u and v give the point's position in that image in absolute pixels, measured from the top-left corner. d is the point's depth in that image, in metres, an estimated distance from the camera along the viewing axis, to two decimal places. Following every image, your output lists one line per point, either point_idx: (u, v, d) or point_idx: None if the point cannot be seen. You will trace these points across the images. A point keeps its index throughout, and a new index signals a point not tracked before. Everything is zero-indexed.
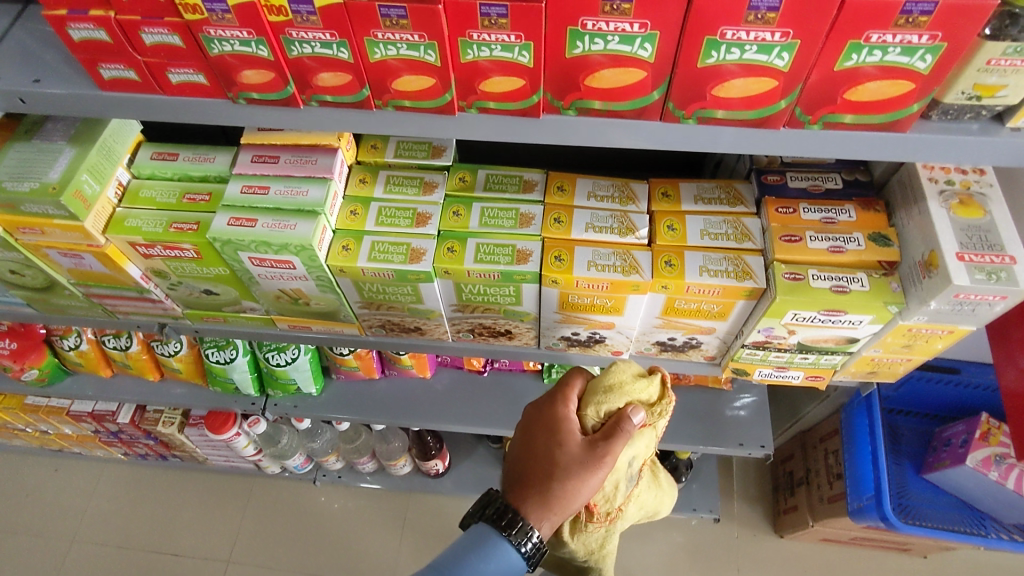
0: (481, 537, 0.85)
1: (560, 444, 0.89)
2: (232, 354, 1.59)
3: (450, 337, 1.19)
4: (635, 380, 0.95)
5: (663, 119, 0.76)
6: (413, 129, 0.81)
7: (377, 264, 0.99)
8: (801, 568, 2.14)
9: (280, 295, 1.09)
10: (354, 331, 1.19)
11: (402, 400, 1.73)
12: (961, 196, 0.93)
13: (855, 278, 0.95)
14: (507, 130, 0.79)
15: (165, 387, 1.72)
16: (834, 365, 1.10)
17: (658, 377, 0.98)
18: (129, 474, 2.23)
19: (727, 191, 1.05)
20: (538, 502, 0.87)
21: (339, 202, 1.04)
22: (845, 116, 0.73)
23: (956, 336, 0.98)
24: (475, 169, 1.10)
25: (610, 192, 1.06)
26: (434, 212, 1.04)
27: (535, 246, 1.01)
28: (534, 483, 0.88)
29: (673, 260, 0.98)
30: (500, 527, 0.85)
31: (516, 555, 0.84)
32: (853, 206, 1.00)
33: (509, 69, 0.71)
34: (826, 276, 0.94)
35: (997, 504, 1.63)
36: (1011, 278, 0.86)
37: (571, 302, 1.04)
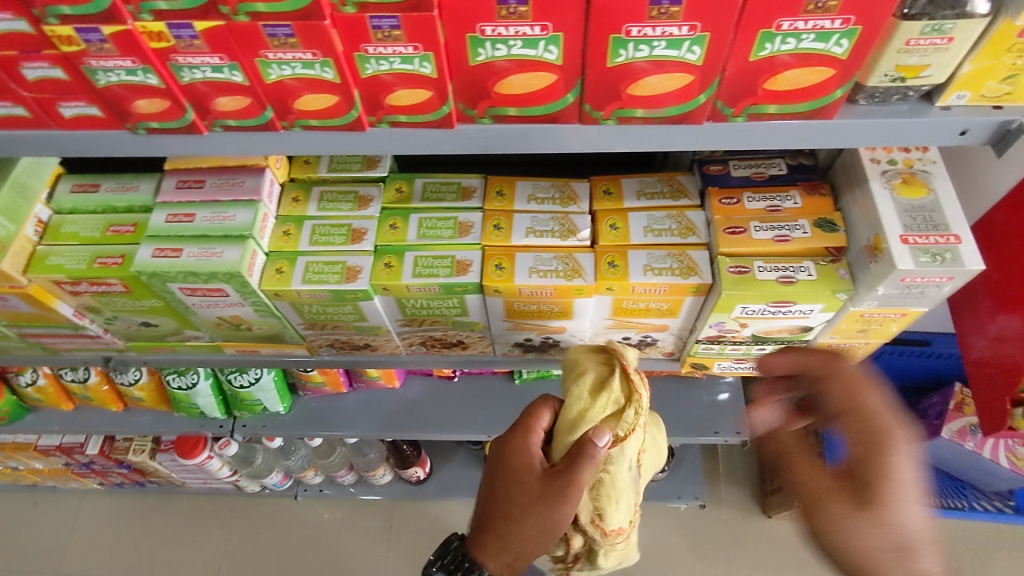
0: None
1: (518, 483, 0.87)
2: (194, 379, 1.56)
3: (403, 351, 1.17)
4: (597, 399, 0.87)
5: (581, 121, 0.73)
6: (326, 148, 0.77)
7: (313, 285, 0.96)
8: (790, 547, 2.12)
9: (220, 322, 1.06)
10: (304, 351, 1.17)
11: (372, 412, 1.70)
12: (904, 175, 0.90)
13: (802, 267, 0.92)
14: (423, 143, 0.76)
15: (129, 416, 1.69)
16: None
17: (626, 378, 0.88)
18: (108, 503, 2.20)
19: (670, 184, 1.02)
20: (500, 544, 0.87)
21: (271, 224, 1.01)
22: (768, 106, 0.70)
23: (909, 318, 0.96)
24: (412, 179, 1.06)
25: (551, 193, 1.03)
26: (370, 227, 1.01)
27: (475, 256, 0.98)
28: (495, 525, 0.88)
29: (616, 261, 0.96)
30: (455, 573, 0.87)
31: None
32: (798, 191, 0.98)
33: (413, 81, 0.68)
34: (772, 267, 0.92)
35: (979, 472, 1.62)
36: (956, 258, 0.84)
37: (518, 310, 1.01)
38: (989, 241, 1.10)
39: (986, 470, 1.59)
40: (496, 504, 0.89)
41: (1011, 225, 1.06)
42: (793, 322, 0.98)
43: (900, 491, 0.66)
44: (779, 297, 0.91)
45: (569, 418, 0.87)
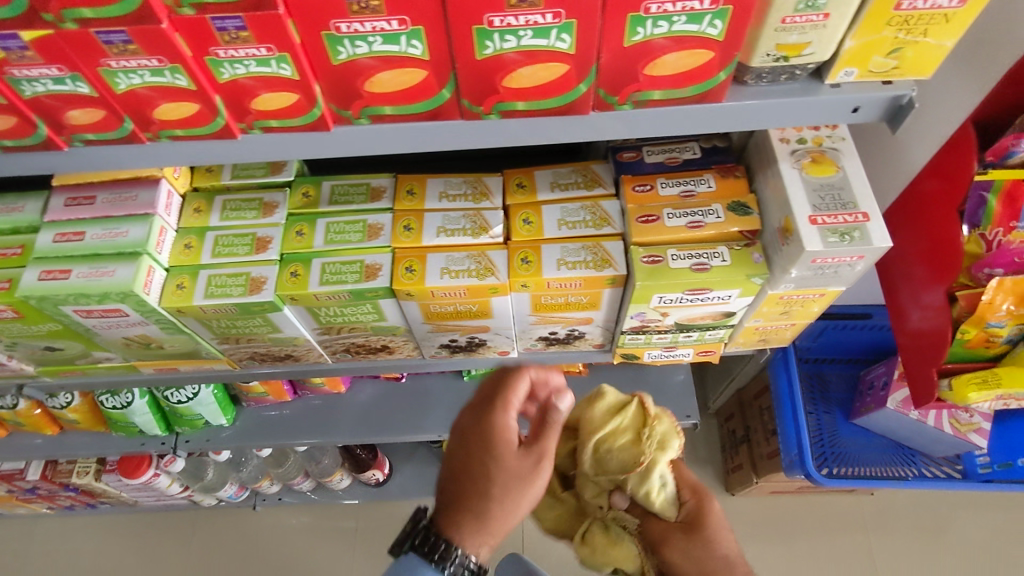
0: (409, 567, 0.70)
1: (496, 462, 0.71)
2: (127, 398, 1.49)
3: (328, 359, 1.14)
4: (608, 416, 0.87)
5: (463, 117, 0.70)
6: (200, 158, 0.73)
7: (215, 300, 0.92)
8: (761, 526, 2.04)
9: (128, 342, 1.02)
10: (225, 366, 1.13)
11: (319, 419, 1.66)
12: (813, 154, 0.89)
13: (716, 253, 0.90)
14: (302, 147, 0.72)
15: (65, 438, 1.63)
16: (721, 338, 1.07)
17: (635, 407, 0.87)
18: (62, 526, 2.14)
19: (584, 174, 1.00)
20: (472, 517, 0.70)
21: (170, 237, 0.96)
22: (653, 92, 0.67)
23: (829, 298, 0.95)
24: (320, 182, 1.02)
25: (463, 189, 1.00)
26: (275, 235, 0.97)
27: (385, 259, 0.94)
28: (468, 496, 0.71)
29: (530, 256, 0.93)
30: (425, 555, 0.69)
31: None
32: (712, 175, 0.96)
33: (274, 83, 0.64)
34: (685, 254, 0.90)
35: (926, 441, 1.59)
36: (864, 237, 0.83)
37: (435, 312, 0.98)
38: (912, 209, 1.01)
39: (929, 438, 1.56)
40: (468, 465, 0.72)
41: (935, 196, 0.96)
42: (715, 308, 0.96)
43: (717, 530, 0.83)
44: (693, 283, 0.89)
45: (589, 428, 0.87)
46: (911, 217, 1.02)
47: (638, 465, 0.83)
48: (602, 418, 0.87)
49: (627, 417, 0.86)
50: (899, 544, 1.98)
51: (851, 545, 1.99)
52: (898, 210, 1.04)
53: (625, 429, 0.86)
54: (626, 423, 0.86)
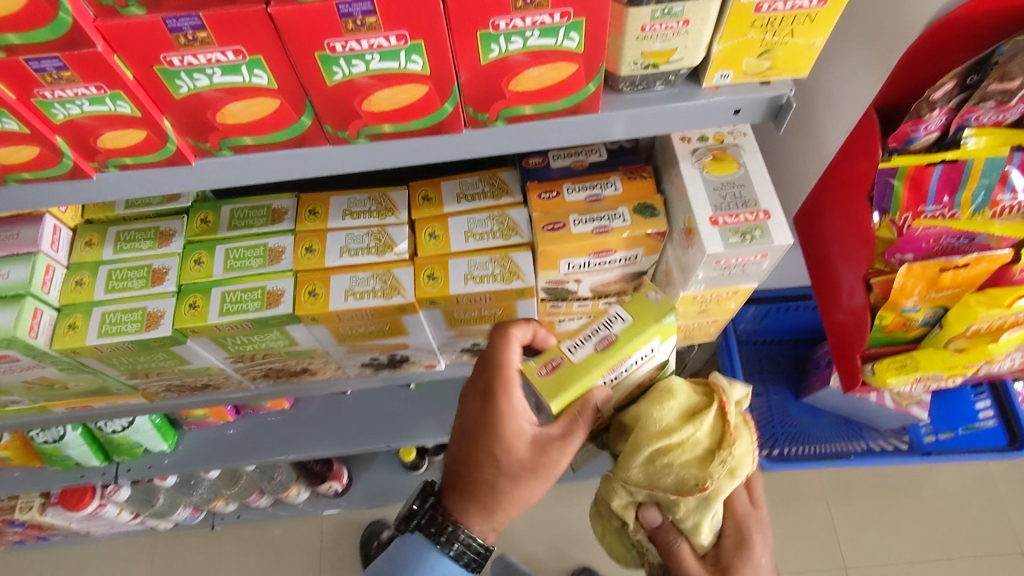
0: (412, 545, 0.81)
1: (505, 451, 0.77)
2: (58, 432, 1.44)
3: (249, 384, 1.10)
4: (681, 425, 0.73)
5: (331, 142, 0.67)
6: (60, 199, 0.69)
7: (110, 339, 0.88)
8: None
9: (29, 384, 0.98)
10: (143, 399, 1.10)
11: (264, 438, 1.62)
12: (714, 152, 0.88)
13: (610, 317, 0.75)
14: (166, 183, 0.69)
15: (1, 475, 1.58)
16: None
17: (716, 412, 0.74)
18: (16, 560, 2.09)
19: (491, 182, 0.97)
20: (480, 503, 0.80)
21: (60, 275, 0.92)
22: (523, 107, 0.65)
23: (744, 294, 0.94)
24: (219, 207, 0.98)
25: (367, 206, 0.96)
26: (171, 265, 0.93)
27: (287, 284, 0.91)
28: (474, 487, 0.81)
29: (436, 272, 0.90)
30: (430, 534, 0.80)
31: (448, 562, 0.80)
32: (619, 177, 0.94)
33: (116, 121, 0.61)
34: (583, 337, 0.74)
35: (873, 415, 1.59)
36: (765, 235, 0.81)
37: (347, 334, 0.95)
38: (833, 193, 1.02)
39: (871, 411, 1.57)
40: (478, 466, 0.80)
41: (861, 178, 0.94)
42: (623, 270, 0.98)
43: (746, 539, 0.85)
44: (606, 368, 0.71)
45: (650, 438, 0.72)
46: (834, 202, 1.03)
47: (697, 492, 0.73)
48: (674, 422, 0.74)
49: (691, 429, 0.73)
50: (861, 514, 1.97)
51: (814, 521, 1.96)
52: (820, 195, 1.06)
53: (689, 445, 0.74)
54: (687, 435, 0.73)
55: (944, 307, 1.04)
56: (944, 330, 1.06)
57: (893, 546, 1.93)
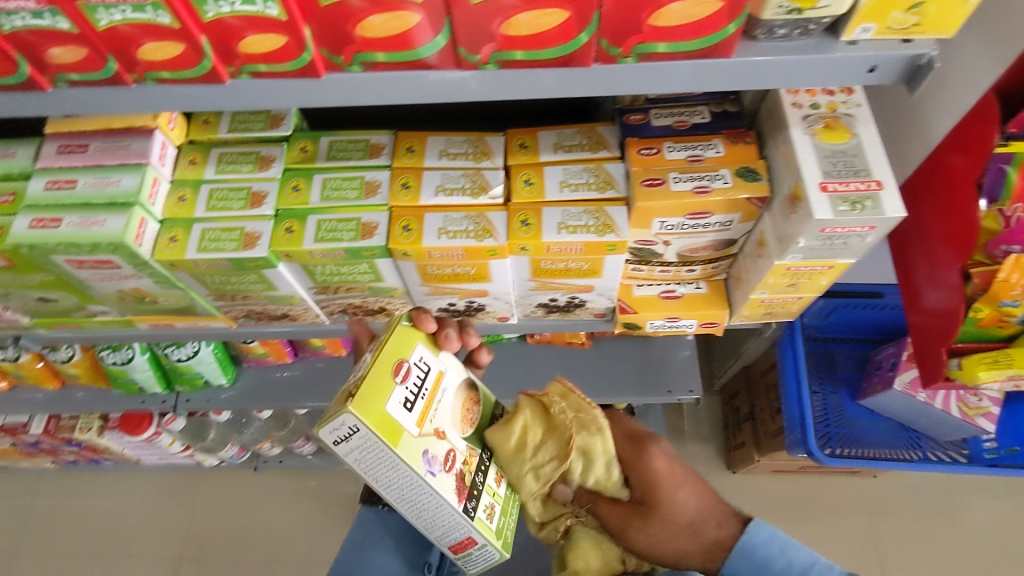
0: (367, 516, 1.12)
1: None
2: (127, 355, 1.49)
3: (326, 320, 1.12)
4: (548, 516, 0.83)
5: (459, 66, 0.67)
6: (188, 102, 0.71)
7: (208, 254, 0.90)
8: (765, 503, 1.96)
9: (123, 295, 1.02)
10: (222, 324, 1.12)
11: (317, 383, 1.65)
12: (827, 120, 0.86)
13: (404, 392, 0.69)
14: (293, 94, 0.70)
15: (68, 393, 1.65)
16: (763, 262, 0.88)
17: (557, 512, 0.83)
18: (66, 481, 2.17)
19: (589, 135, 0.96)
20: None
21: (164, 189, 0.95)
22: (657, 44, 0.65)
23: (838, 271, 0.92)
24: (318, 137, 1.00)
25: (464, 148, 0.97)
26: (270, 190, 0.95)
27: (382, 217, 0.92)
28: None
29: (530, 219, 0.90)
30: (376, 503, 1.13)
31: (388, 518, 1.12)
32: (721, 140, 0.92)
33: (260, 24, 0.62)
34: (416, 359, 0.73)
35: (933, 424, 1.55)
36: (876, 206, 0.80)
37: (433, 274, 0.96)
38: (927, 180, 0.98)
39: (932, 420, 1.52)
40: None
41: (955, 172, 0.92)
42: (714, 237, 0.97)
43: (670, 484, 0.79)
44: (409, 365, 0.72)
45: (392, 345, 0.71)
46: (930, 191, 0.98)
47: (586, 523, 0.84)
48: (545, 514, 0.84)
49: (547, 451, 0.78)
50: (903, 528, 1.92)
51: (855, 529, 1.92)
52: (918, 183, 1.00)
53: (526, 469, 0.77)
54: (536, 446, 0.78)
55: None
56: None
57: (934, 562, 1.88)
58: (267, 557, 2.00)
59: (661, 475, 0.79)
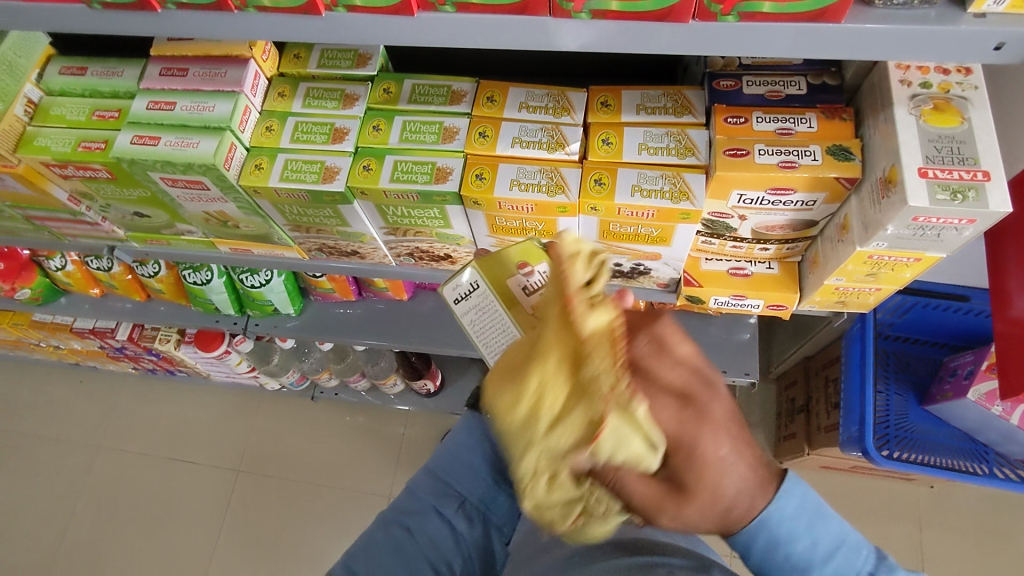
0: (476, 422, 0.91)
1: None
2: (206, 276, 1.58)
3: (392, 261, 1.15)
4: None
5: (552, 14, 0.66)
6: (284, 32, 0.74)
7: (289, 184, 0.94)
8: None
9: (207, 217, 1.07)
10: (295, 255, 1.17)
11: (377, 322, 1.70)
12: (937, 101, 0.80)
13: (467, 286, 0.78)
14: (384, 31, 0.71)
15: (151, 305, 1.77)
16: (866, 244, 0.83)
17: None
18: (143, 387, 2.35)
19: (675, 98, 0.93)
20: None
21: (254, 118, 0.98)
22: (762, 3, 0.62)
23: (925, 264, 0.87)
24: (402, 79, 1.01)
25: (544, 102, 0.96)
26: (352, 127, 0.97)
27: (457, 163, 0.92)
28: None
29: (603, 178, 0.89)
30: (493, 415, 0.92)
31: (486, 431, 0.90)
32: (815, 114, 0.88)
33: None
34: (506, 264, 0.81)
35: (1005, 440, 1.46)
36: (979, 198, 0.75)
37: (500, 226, 0.97)
38: None
39: (1003, 435, 1.44)
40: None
41: None
42: (793, 216, 0.93)
43: (718, 475, 0.55)
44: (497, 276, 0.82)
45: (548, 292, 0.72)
46: None
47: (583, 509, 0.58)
48: None
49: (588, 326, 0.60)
50: (955, 543, 1.84)
51: (902, 537, 1.85)
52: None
53: (535, 446, 0.54)
54: None
55: None
56: None
57: None
58: (316, 480, 2.12)
59: (711, 463, 0.53)
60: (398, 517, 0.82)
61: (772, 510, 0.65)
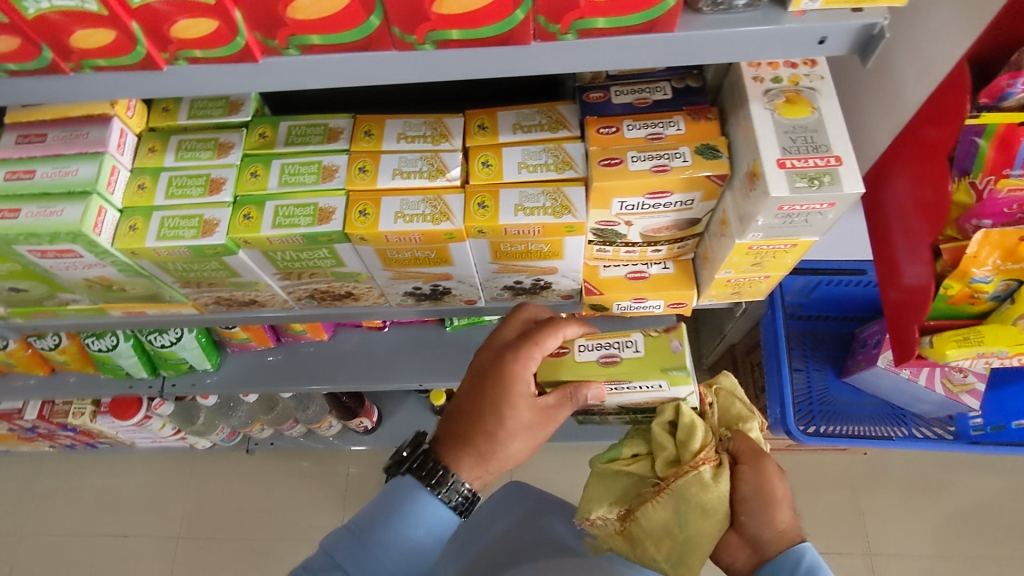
0: (400, 486, 0.81)
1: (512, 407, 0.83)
2: (112, 341, 1.51)
3: (294, 305, 1.12)
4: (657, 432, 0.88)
5: (396, 47, 0.66)
6: (130, 89, 0.71)
7: (167, 242, 0.90)
8: None
9: (90, 284, 1.02)
10: (192, 311, 1.13)
11: (302, 366, 1.66)
12: (788, 94, 0.84)
13: (629, 342, 0.93)
14: (234, 79, 0.70)
15: (58, 379, 1.67)
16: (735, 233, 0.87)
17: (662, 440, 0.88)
18: (66, 465, 2.21)
19: (549, 115, 0.95)
20: (472, 451, 0.84)
21: (124, 177, 0.94)
22: (596, 20, 0.63)
23: (802, 248, 0.91)
24: (277, 123, 0.99)
25: (422, 130, 0.96)
26: (229, 176, 0.94)
27: (339, 202, 0.91)
28: (475, 439, 0.84)
29: (487, 201, 0.89)
30: (423, 479, 0.81)
31: (442, 509, 0.81)
32: (682, 117, 0.91)
33: (190, 8, 0.62)
34: (593, 345, 0.93)
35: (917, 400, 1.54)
36: (835, 182, 0.78)
37: (393, 258, 0.96)
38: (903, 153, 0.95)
39: (914, 396, 1.52)
40: (471, 389, 0.86)
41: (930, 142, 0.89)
42: (676, 217, 0.96)
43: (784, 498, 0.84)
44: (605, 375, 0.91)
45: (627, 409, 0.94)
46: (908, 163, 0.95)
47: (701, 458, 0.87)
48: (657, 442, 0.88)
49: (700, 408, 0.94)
50: (892, 505, 1.92)
51: (842, 506, 1.92)
52: (896, 154, 0.97)
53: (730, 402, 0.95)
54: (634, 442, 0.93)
55: (1019, 280, 0.98)
56: (1014, 306, 1.00)
57: (921, 538, 1.88)
58: (262, 537, 2.03)
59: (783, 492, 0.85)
60: None
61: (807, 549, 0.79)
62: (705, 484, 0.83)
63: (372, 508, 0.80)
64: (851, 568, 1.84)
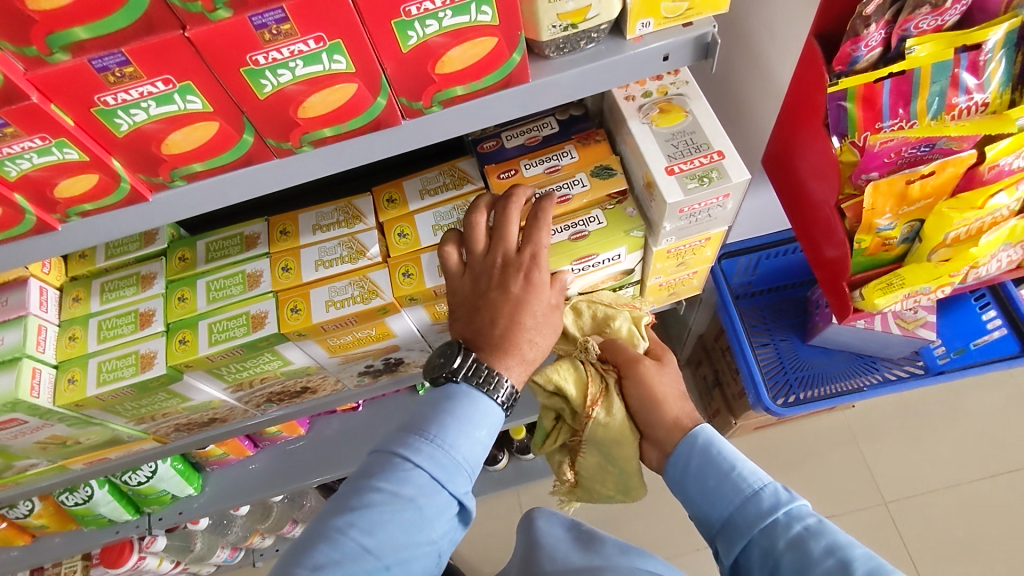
0: (450, 394, 0.74)
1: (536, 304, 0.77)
2: (87, 492, 1.45)
3: (255, 412, 1.13)
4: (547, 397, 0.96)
5: (277, 155, 0.70)
6: (34, 255, 0.73)
7: (109, 385, 0.90)
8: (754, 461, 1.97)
9: (43, 445, 1.01)
10: (156, 444, 1.12)
11: (288, 466, 1.64)
12: (660, 104, 0.89)
13: (591, 217, 0.91)
14: (130, 222, 0.72)
15: (40, 544, 1.61)
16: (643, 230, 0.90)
17: (557, 398, 0.95)
18: None
19: (451, 174, 0.98)
20: (517, 358, 0.77)
21: (53, 333, 0.95)
22: (455, 88, 0.68)
23: (717, 240, 0.95)
24: (195, 242, 1.01)
25: (335, 217, 0.98)
26: (157, 306, 0.95)
27: (269, 305, 0.92)
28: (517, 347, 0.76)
29: (411, 269, 0.92)
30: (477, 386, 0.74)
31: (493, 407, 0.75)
32: (573, 145, 0.95)
33: (68, 169, 0.64)
34: (562, 227, 0.90)
35: (881, 346, 1.58)
36: (723, 175, 0.83)
37: (335, 344, 0.97)
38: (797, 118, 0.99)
39: (874, 343, 1.57)
40: (498, 307, 0.77)
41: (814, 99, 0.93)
42: None
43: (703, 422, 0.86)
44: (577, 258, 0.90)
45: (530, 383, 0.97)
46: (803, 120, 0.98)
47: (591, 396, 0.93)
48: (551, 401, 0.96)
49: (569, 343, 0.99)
50: (893, 449, 1.95)
51: (845, 461, 1.94)
52: (798, 117, 0.99)
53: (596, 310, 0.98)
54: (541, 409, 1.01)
55: (920, 220, 1.04)
56: (924, 243, 1.06)
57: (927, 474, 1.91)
58: None
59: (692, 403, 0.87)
60: (367, 481, 0.68)
61: (700, 427, 0.80)
62: (604, 423, 0.91)
63: (426, 407, 0.74)
64: (870, 521, 1.85)
